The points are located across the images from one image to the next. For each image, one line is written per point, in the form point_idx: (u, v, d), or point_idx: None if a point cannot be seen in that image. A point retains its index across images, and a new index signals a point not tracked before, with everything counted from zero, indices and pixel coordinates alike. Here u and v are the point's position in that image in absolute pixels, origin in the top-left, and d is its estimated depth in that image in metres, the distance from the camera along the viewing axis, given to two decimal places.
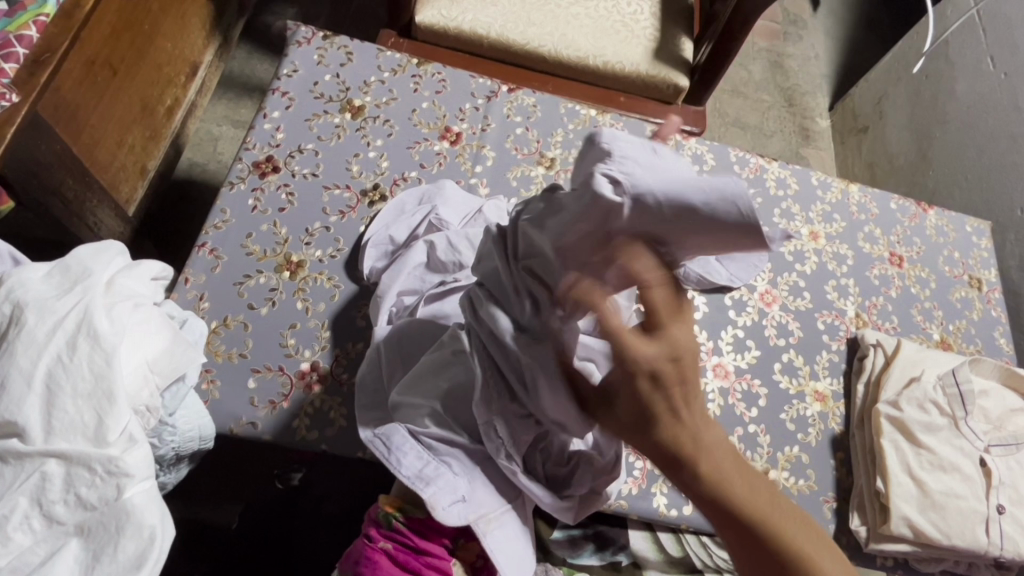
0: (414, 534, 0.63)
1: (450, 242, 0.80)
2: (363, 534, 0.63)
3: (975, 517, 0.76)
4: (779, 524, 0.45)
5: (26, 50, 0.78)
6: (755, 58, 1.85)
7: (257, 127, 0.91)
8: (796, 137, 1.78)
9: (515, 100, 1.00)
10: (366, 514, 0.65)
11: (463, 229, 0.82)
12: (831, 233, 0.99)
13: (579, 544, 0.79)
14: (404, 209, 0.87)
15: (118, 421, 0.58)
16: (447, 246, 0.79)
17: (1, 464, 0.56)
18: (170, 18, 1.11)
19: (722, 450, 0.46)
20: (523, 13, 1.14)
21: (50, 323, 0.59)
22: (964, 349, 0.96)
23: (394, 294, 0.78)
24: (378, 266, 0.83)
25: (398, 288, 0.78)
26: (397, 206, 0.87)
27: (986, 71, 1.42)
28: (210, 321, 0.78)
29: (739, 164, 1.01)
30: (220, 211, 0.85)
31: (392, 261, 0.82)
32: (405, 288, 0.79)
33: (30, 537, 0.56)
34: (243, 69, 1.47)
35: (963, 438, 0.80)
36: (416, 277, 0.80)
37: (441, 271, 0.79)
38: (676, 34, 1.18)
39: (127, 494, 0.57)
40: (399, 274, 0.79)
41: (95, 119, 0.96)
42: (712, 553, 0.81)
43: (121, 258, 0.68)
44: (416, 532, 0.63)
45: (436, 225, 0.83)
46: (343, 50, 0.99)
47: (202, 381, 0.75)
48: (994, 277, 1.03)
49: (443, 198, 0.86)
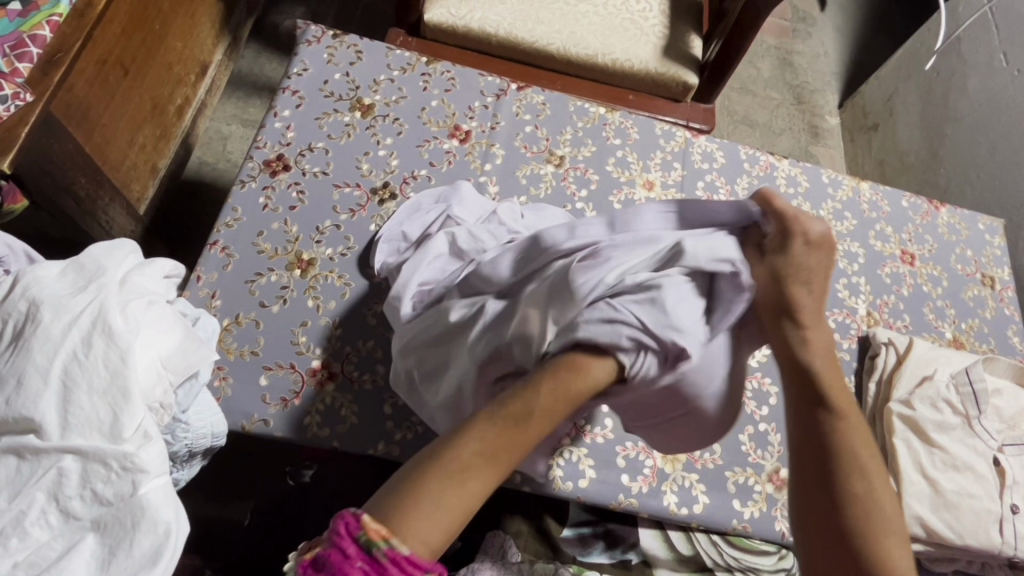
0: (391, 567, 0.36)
1: (472, 233, 0.79)
2: (330, 542, 0.37)
3: (988, 517, 0.75)
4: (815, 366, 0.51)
5: (39, 49, 0.79)
6: (763, 55, 1.84)
7: (268, 126, 0.91)
8: (805, 135, 1.77)
9: (525, 98, 1.00)
10: (343, 513, 0.38)
11: (480, 224, 0.82)
12: (841, 231, 0.99)
13: (589, 542, 0.80)
14: (420, 207, 0.87)
15: (133, 418, 0.58)
16: (469, 237, 0.79)
17: (16, 461, 0.57)
18: (180, 18, 1.11)
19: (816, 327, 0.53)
20: (531, 11, 1.14)
21: (65, 321, 0.60)
22: (976, 347, 0.96)
23: (419, 278, 0.77)
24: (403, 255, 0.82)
25: (420, 275, 0.77)
26: (413, 205, 0.87)
27: (998, 67, 1.41)
28: (223, 319, 0.78)
29: (749, 162, 1.01)
30: (231, 209, 0.85)
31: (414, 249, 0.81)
32: (429, 271, 0.78)
33: (47, 532, 0.56)
34: (252, 68, 1.47)
35: (975, 437, 0.79)
36: (436, 267, 0.78)
37: (462, 259, 0.78)
38: (685, 31, 1.18)
39: (142, 490, 0.58)
40: (424, 257, 0.78)
41: (107, 118, 0.96)
42: (723, 552, 0.79)
43: (134, 256, 0.69)
44: (398, 566, 0.36)
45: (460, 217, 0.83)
46: (352, 49, 0.99)
47: (215, 379, 0.75)
48: (1007, 275, 1.03)
49: (458, 198, 0.85)
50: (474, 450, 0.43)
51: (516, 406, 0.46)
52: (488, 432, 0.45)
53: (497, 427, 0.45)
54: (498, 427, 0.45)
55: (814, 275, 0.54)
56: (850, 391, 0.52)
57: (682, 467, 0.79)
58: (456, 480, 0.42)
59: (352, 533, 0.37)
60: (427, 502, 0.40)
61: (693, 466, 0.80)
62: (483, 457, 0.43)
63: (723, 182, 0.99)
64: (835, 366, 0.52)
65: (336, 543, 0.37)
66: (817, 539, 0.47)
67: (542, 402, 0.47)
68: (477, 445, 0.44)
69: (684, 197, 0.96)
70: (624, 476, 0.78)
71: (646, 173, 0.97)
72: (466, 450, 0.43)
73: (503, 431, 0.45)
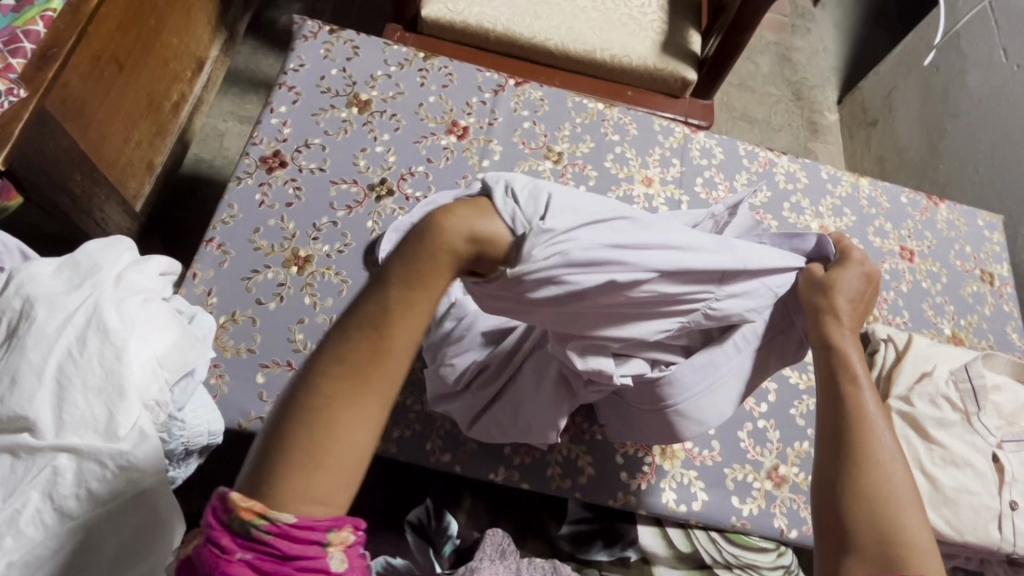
0: (278, 542, 0.35)
1: None
2: (206, 535, 0.36)
3: (987, 514, 0.75)
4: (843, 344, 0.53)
5: (33, 45, 0.79)
6: (762, 51, 1.83)
7: (264, 122, 0.90)
8: (804, 131, 1.77)
9: (523, 94, 0.99)
10: (213, 495, 0.37)
11: None
12: (841, 227, 0.99)
13: (588, 540, 0.78)
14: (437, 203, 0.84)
15: (128, 416, 0.58)
16: None
17: (12, 459, 0.56)
18: (175, 13, 1.10)
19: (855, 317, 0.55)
20: (529, 7, 1.14)
21: (59, 319, 0.60)
22: (975, 344, 0.95)
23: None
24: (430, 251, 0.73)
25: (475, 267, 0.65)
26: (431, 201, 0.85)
27: (998, 63, 1.41)
28: (219, 316, 0.78)
29: (748, 158, 1.01)
30: (227, 205, 0.84)
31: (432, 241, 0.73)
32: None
33: (42, 531, 0.55)
34: (248, 64, 1.46)
35: (974, 434, 0.80)
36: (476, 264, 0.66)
37: None
38: (684, 27, 1.17)
39: (139, 488, 0.58)
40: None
41: (102, 114, 0.95)
42: (722, 548, 0.78)
43: (130, 253, 0.69)
44: (286, 538, 0.35)
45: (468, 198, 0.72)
46: (349, 44, 0.98)
47: (211, 377, 0.75)
48: (1006, 272, 1.03)
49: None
50: (335, 379, 0.38)
51: (371, 311, 0.39)
52: (344, 353, 0.38)
53: (351, 344, 0.38)
54: (357, 342, 0.38)
55: (856, 301, 0.55)
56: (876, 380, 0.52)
57: (681, 464, 0.79)
58: (321, 428, 0.36)
59: (221, 516, 0.36)
60: (306, 463, 0.36)
61: (691, 463, 0.80)
62: (343, 386, 0.38)
63: (723, 177, 0.98)
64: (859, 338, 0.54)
65: (209, 533, 0.36)
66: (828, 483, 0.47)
67: (400, 297, 0.40)
68: (333, 375, 0.38)
69: (683, 194, 0.96)
70: (623, 473, 0.78)
71: (645, 169, 0.97)
72: (326, 385, 0.37)
73: (360, 347, 0.38)
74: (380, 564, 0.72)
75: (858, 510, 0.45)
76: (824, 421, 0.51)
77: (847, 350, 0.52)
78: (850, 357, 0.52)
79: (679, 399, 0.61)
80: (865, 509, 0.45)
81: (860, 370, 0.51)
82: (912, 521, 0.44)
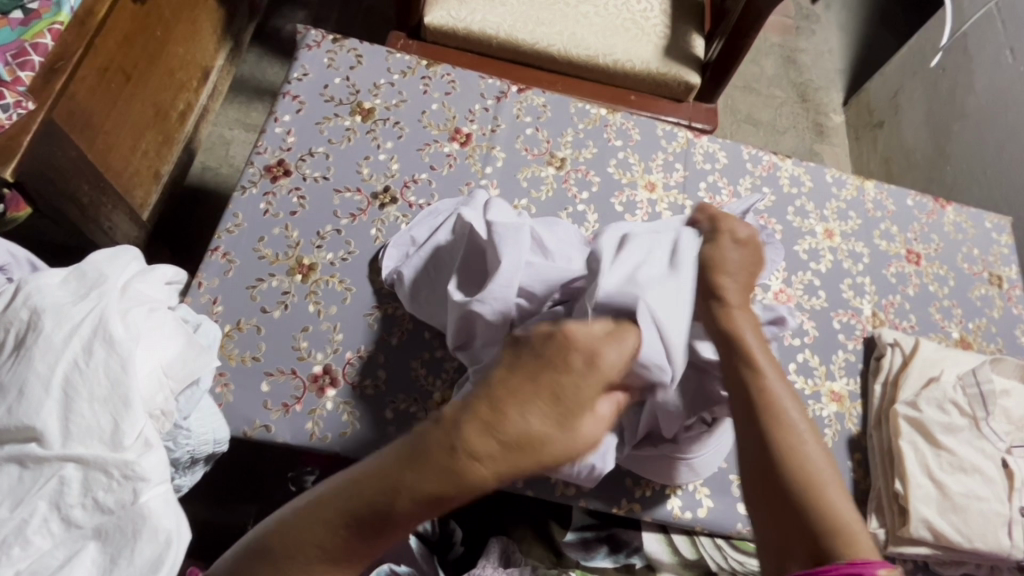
0: None
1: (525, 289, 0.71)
2: None
3: (997, 520, 0.75)
4: (752, 364, 0.61)
5: (41, 58, 0.80)
6: (767, 53, 1.83)
7: (269, 131, 0.91)
8: (809, 134, 1.76)
9: (526, 99, 0.99)
10: None
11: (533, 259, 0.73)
12: (846, 231, 0.98)
13: (592, 546, 0.79)
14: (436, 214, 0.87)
15: (134, 426, 0.58)
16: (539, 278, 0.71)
17: (19, 469, 0.57)
18: (182, 22, 1.12)
19: (750, 332, 0.64)
20: (532, 13, 1.14)
21: (66, 329, 0.60)
22: (983, 348, 0.95)
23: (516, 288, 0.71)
24: (473, 281, 0.77)
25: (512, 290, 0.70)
26: (430, 211, 0.87)
27: (1005, 63, 1.39)
28: (224, 324, 0.79)
29: (752, 162, 1.01)
30: (233, 215, 0.85)
31: (477, 277, 0.77)
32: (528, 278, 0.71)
33: (50, 540, 0.55)
34: (254, 72, 1.47)
35: (983, 439, 0.78)
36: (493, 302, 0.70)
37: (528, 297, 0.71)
38: (686, 31, 1.17)
39: (142, 498, 0.57)
40: (519, 261, 0.71)
41: (109, 125, 0.96)
42: (728, 556, 0.78)
43: (135, 263, 0.69)
44: None
45: (505, 227, 0.74)
46: (352, 53, 0.99)
47: (216, 385, 0.76)
48: (1015, 274, 1.02)
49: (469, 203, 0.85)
50: (311, 558, 0.46)
51: (367, 520, 0.46)
52: (325, 542, 0.46)
53: (335, 542, 0.46)
54: (346, 539, 0.46)
55: (745, 321, 0.65)
56: (779, 371, 0.62)
57: None
58: None
59: None
60: None
61: None
62: (316, 565, 0.46)
63: (726, 182, 0.98)
64: (762, 345, 0.63)
65: None
66: (771, 495, 0.55)
67: (399, 516, 0.46)
68: (312, 552, 0.46)
69: (685, 198, 0.96)
70: (628, 479, 0.78)
71: (648, 174, 0.97)
72: (300, 560, 0.46)
73: (345, 545, 0.46)
74: (384, 570, 0.72)
75: (803, 513, 0.53)
76: (748, 434, 0.58)
77: (761, 365, 0.61)
78: (763, 371, 0.61)
79: (685, 452, 0.73)
80: (805, 507, 0.53)
81: (773, 382, 0.61)
82: (837, 502, 0.54)
